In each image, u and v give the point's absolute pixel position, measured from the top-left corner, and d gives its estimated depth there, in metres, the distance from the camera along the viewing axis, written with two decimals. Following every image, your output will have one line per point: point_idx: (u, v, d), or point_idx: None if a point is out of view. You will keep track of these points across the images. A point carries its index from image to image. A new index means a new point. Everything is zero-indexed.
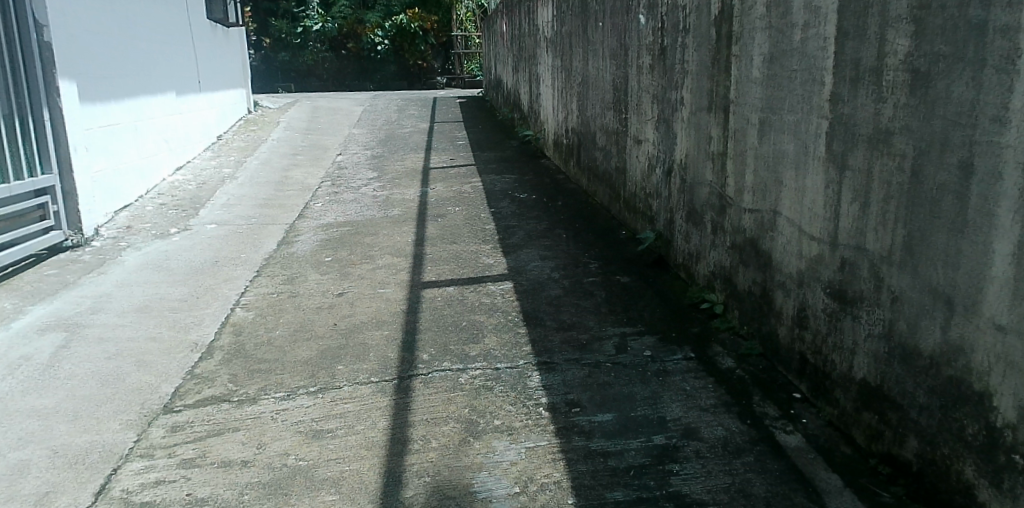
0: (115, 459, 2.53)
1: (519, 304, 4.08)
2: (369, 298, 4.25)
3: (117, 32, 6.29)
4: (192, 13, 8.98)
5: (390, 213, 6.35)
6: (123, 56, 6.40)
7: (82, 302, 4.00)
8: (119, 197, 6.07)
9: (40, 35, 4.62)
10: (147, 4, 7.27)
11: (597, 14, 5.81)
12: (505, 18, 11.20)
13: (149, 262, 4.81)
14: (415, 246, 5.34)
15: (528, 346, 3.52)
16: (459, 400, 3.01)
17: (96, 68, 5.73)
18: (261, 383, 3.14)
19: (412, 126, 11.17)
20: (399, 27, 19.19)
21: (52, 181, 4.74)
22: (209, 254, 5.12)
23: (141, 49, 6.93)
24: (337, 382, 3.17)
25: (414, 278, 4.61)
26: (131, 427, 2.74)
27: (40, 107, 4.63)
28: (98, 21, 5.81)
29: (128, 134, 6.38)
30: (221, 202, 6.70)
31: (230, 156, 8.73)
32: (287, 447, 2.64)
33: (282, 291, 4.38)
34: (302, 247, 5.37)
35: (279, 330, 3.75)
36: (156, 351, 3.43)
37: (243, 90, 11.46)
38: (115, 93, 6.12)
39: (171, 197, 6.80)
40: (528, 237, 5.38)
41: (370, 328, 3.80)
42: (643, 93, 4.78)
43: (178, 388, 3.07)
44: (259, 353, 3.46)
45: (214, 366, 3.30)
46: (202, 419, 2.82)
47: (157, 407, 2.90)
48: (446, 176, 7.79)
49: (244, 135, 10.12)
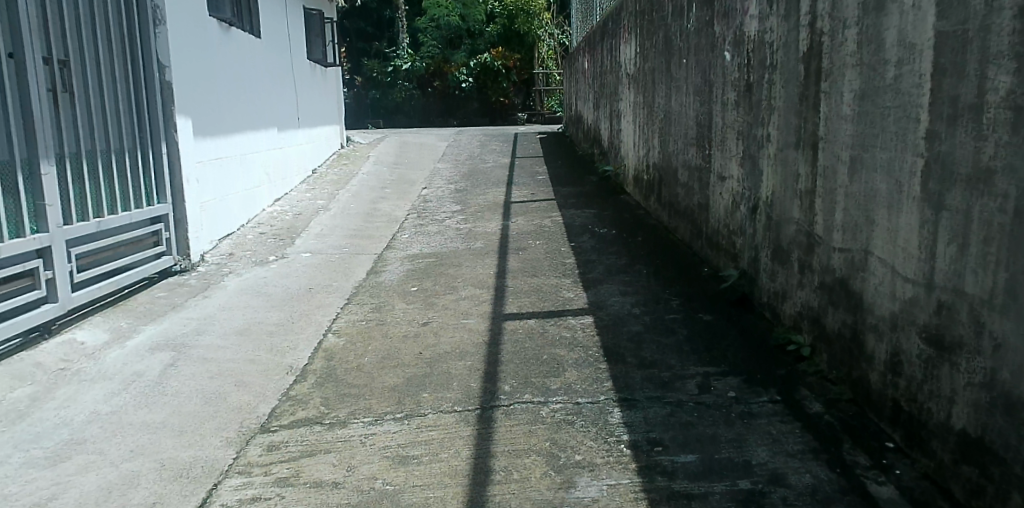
0: (216, 475, 2.66)
1: (600, 339, 4.08)
2: (452, 328, 4.34)
3: (228, 72, 6.72)
4: (294, 53, 9.50)
5: (473, 245, 6.49)
6: (232, 94, 6.83)
7: (189, 324, 4.25)
8: (224, 225, 6.44)
9: (163, 75, 5.01)
10: (254, 46, 7.75)
11: (681, 50, 5.82)
12: (587, 56, 11.33)
13: (249, 288, 5.07)
14: (497, 278, 5.43)
15: (609, 381, 3.52)
16: (540, 433, 3.03)
17: (209, 105, 6.14)
18: (351, 407, 3.25)
19: (494, 160, 11.39)
20: (483, 65, 19.56)
21: (167, 209, 5.06)
22: (304, 281, 5.35)
23: (247, 87, 7.37)
24: (422, 409, 3.24)
25: (496, 309, 4.69)
26: (230, 445, 2.88)
27: (159, 141, 4.98)
28: (211, 62, 6.22)
29: (234, 167, 6.78)
30: (315, 232, 6.99)
31: (324, 188, 9.13)
32: (374, 471, 2.72)
33: (371, 318, 4.53)
34: (390, 277, 5.55)
35: (368, 356, 3.88)
36: (254, 372, 3.61)
37: (337, 126, 11.99)
38: (223, 128, 6.53)
39: (270, 226, 7.15)
40: (608, 273, 5.38)
41: (453, 357, 3.87)
42: (727, 129, 4.74)
43: (275, 408, 3.22)
44: (349, 378, 3.59)
45: (308, 389, 3.44)
46: (296, 440, 2.94)
47: (254, 427, 3.05)
48: (528, 210, 7.89)
49: (336, 168, 10.57)
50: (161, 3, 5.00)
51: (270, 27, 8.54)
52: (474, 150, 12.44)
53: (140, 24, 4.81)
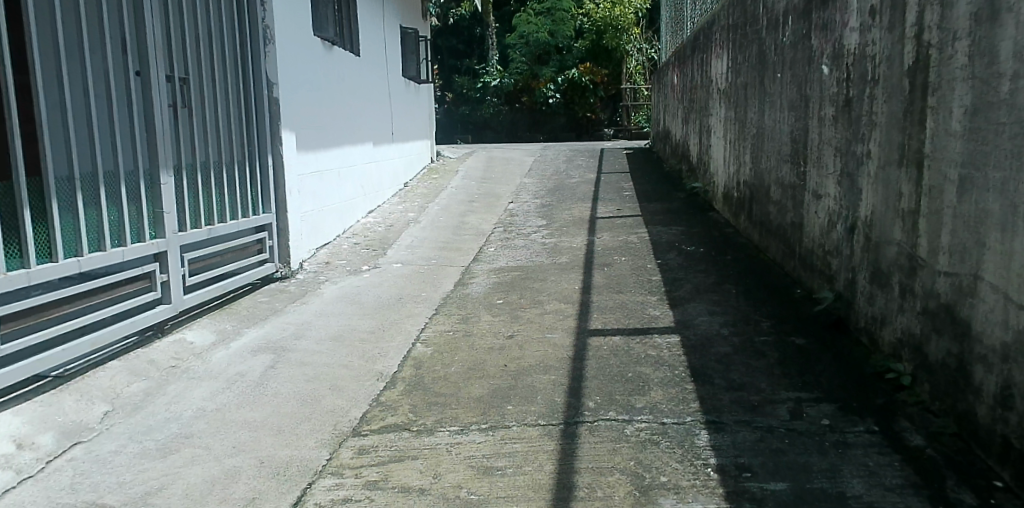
0: (310, 474, 2.77)
1: (686, 359, 4.01)
2: (537, 342, 4.36)
3: (328, 87, 7.01)
4: (390, 70, 9.82)
5: (559, 260, 6.51)
6: (332, 109, 7.12)
7: (288, 328, 4.45)
8: (321, 235, 6.71)
9: (271, 92, 5.31)
10: (354, 64, 8.06)
11: (776, 64, 5.68)
12: (677, 70, 11.18)
13: (344, 296, 5.26)
14: (583, 293, 5.43)
15: (696, 402, 3.45)
16: (625, 451, 3.00)
17: (310, 119, 6.42)
18: (437, 415, 3.32)
19: (580, 176, 11.38)
20: (570, 81, 19.56)
21: (270, 219, 5.33)
22: (394, 291, 5.51)
23: (346, 103, 7.67)
24: (507, 421, 3.28)
25: (581, 325, 4.69)
26: (324, 446, 3.00)
27: (265, 154, 5.26)
28: (314, 78, 6.52)
29: (332, 179, 7.07)
30: (406, 244, 7.19)
31: (414, 201, 9.37)
32: (460, 479, 2.76)
33: (458, 329, 4.62)
34: (477, 289, 5.64)
35: (455, 366, 3.96)
36: (347, 378, 3.75)
37: (428, 141, 12.30)
38: (323, 142, 6.81)
39: (363, 237, 7.40)
40: (695, 291, 5.28)
41: (537, 371, 3.89)
42: (824, 145, 4.59)
43: (366, 414, 3.33)
44: (436, 386, 3.67)
45: (397, 396, 3.54)
46: (384, 445, 3.02)
47: (346, 430, 3.16)
48: (614, 226, 7.85)
49: (427, 182, 10.83)
50: (271, 24, 5.30)
51: (369, 44, 8.87)
52: (560, 165, 12.49)
53: (252, 43, 5.12)
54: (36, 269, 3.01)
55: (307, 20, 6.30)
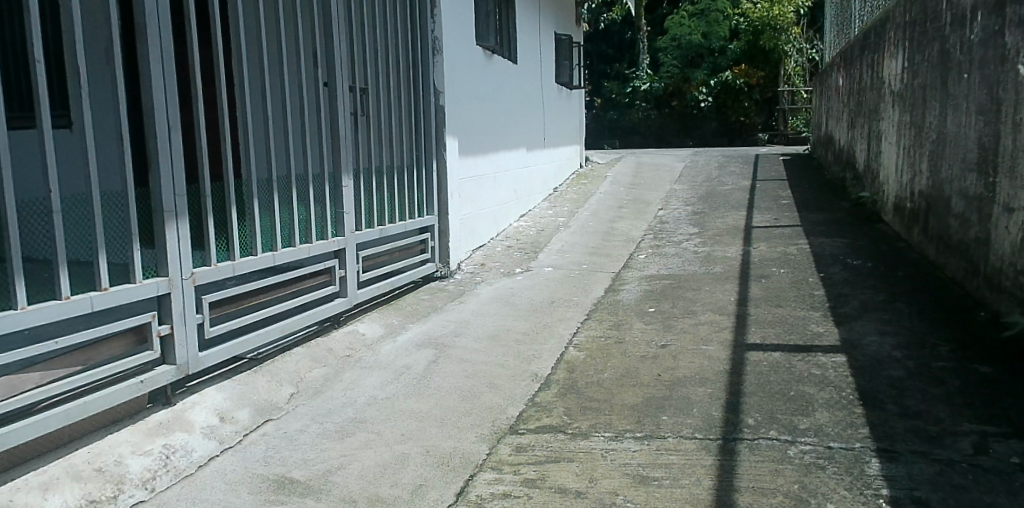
0: (472, 467, 2.87)
1: (854, 380, 3.78)
2: (692, 353, 4.27)
3: (487, 95, 7.24)
4: (544, 76, 9.99)
5: (713, 270, 6.33)
6: (490, 116, 7.36)
7: (448, 325, 4.66)
8: (477, 237, 6.95)
9: (437, 99, 5.65)
10: (511, 72, 8.28)
11: (961, 64, 5.22)
12: (843, 72, 10.55)
13: (499, 296, 5.44)
14: (739, 305, 5.25)
15: (866, 428, 3.24)
16: (787, 474, 2.87)
17: (471, 125, 6.68)
18: (592, 420, 3.35)
19: (734, 183, 11.00)
20: (724, 83, 18.97)
21: (433, 220, 5.63)
22: (547, 293, 5.61)
23: (503, 110, 7.88)
24: (662, 432, 3.24)
25: (737, 338, 4.53)
26: (484, 441, 3.11)
27: (430, 159, 5.58)
28: (475, 86, 6.76)
29: (488, 184, 7.29)
30: (556, 248, 7.28)
31: (564, 207, 9.46)
32: (617, 486, 2.76)
33: (610, 336, 4.61)
34: (628, 295, 5.61)
35: (609, 372, 3.97)
36: (504, 377, 3.88)
37: (577, 146, 12.37)
38: (481, 147, 7.05)
39: (516, 240, 7.58)
40: (863, 309, 4.95)
41: (693, 383, 3.81)
42: (1019, 153, 4.16)
43: (522, 413, 3.42)
44: (591, 391, 3.70)
45: (552, 398, 3.62)
46: (541, 444, 3.09)
47: (505, 427, 3.26)
48: (770, 236, 7.53)
49: (576, 187, 10.89)
50: (439, 36, 5.64)
51: (526, 51, 9.07)
52: (712, 172, 12.13)
53: (422, 54, 5.48)
54: (242, 261, 3.35)
55: (471, 30, 6.56)
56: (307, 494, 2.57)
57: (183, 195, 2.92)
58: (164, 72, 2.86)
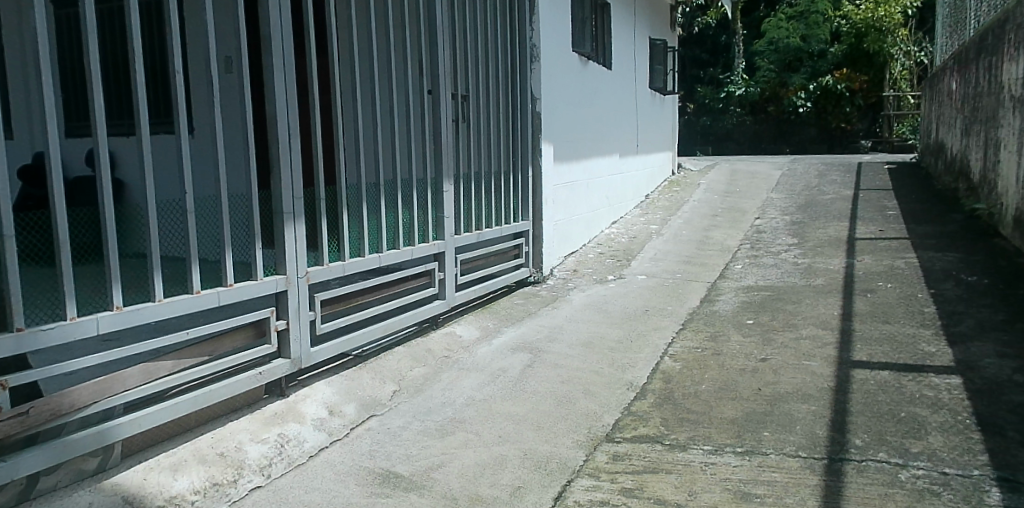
0: (569, 473, 2.89)
1: (971, 403, 3.57)
2: (793, 368, 4.14)
3: (582, 101, 7.25)
4: (638, 82, 9.90)
5: (813, 282, 6.11)
6: (584, 123, 7.36)
7: (542, 330, 4.69)
8: (570, 243, 6.96)
9: (534, 106, 5.71)
10: (606, 78, 8.25)
11: None
12: (956, 77, 9.96)
13: (592, 303, 5.43)
14: (842, 319, 5.05)
15: (985, 455, 3.06)
16: (899, 498, 2.75)
17: (566, 132, 6.70)
18: (690, 432, 3.30)
19: (835, 192, 10.57)
20: (824, 88, 18.29)
21: (528, 226, 5.69)
22: (641, 302, 5.56)
23: (597, 116, 7.87)
24: (764, 448, 3.16)
25: (842, 354, 4.36)
26: (580, 448, 3.12)
27: (527, 165, 5.64)
28: (571, 92, 6.78)
29: (581, 190, 7.29)
30: (649, 256, 7.20)
31: (657, 214, 9.35)
32: (716, 500, 2.72)
33: (707, 347, 4.53)
34: (724, 306, 5.49)
35: (706, 384, 3.90)
36: (599, 384, 3.88)
37: (670, 153, 12.20)
38: (576, 153, 7.06)
39: (608, 247, 7.56)
40: (980, 328, 4.66)
41: (795, 399, 3.69)
42: None
43: (618, 421, 3.41)
44: (688, 403, 3.64)
45: (648, 407, 3.59)
46: (638, 454, 3.08)
47: (601, 435, 3.26)
48: (876, 248, 7.20)
49: (668, 195, 10.74)
50: (537, 43, 5.69)
51: (620, 58, 9.02)
52: (811, 180, 11.70)
53: (520, 61, 5.56)
54: (351, 261, 3.49)
55: (568, 36, 6.58)
56: (411, 489, 2.65)
57: (300, 198, 3.08)
58: (286, 81, 3.03)
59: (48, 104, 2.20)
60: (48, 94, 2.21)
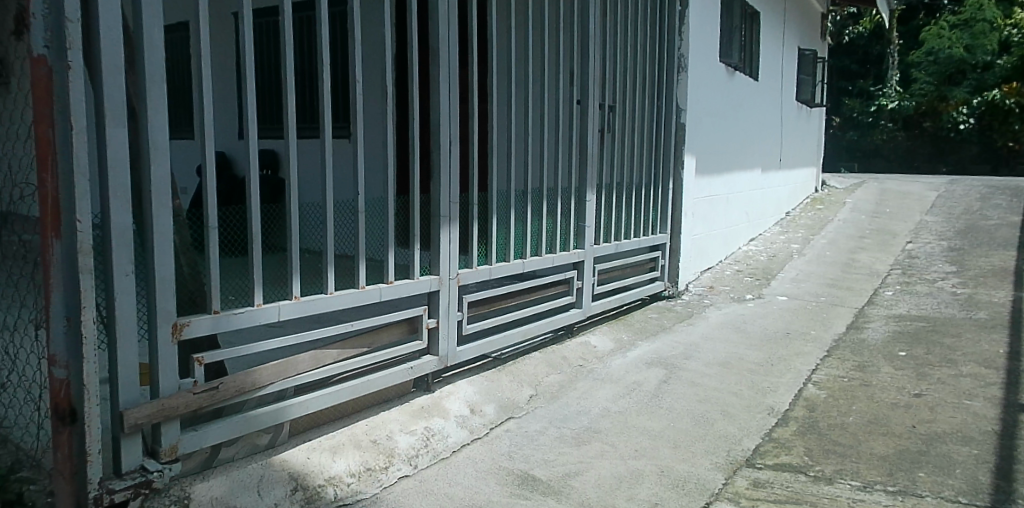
0: (707, 495, 2.83)
1: None
2: (952, 407, 3.85)
3: (727, 114, 7.06)
4: (785, 94, 9.52)
5: (976, 315, 5.64)
6: (727, 136, 7.16)
7: (678, 347, 4.62)
8: (707, 259, 6.81)
9: (678, 117, 5.64)
10: (752, 90, 8.00)
11: None
12: None
13: (730, 322, 5.28)
14: (1010, 358, 4.63)
15: None
16: None
17: (709, 145, 6.56)
18: (837, 465, 3.15)
19: (1000, 216, 9.70)
20: (989, 104, 16.97)
21: (665, 239, 5.62)
22: (782, 324, 5.35)
23: (741, 129, 7.63)
24: (919, 490, 2.96)
25: (1009, 396, 4.00)
26: (719, 470, 3.05)
27: (667, 178, 5.59)
28: (716, 104, 6.62)
29: (721, 205, 7.10)
30: (790, 276, 6.91)
31: (798, 233, 8.96)
32: None
33: (854, 376, 4.29)
34: (873, 334, 5.18)
35: (854, 416, 3.70)
36: (738, 406, 3.78)
37: (813, 169, 11.66)
38: (717, 166, 6.89)
39: (746, 265, 7.33)
40: None
41: (955, 441, 3.43)
42: None
43: (759, 447, 3.30)
44: (834, 434, 3.47)
45: (790, 435, 3.45)
46: (780, 483, 2.97)
47: (740, 459, 3.17)
48: None
49: (811, 213, 10.26)
50: (686, 53, 5.61)
51: (767, 69, 8.70)
52: (974, 203, 10.80)
53: (667, 73, 5.51)
54: (497, 265, 3.60)
55: (715, 47, 6.43)
56: (550, 494, 2.70)
57: (455, 202, 3.21)
58: (449, 91, 3.17)
59: (250, 109, 2.42)
60: (251, 100, 2.42)
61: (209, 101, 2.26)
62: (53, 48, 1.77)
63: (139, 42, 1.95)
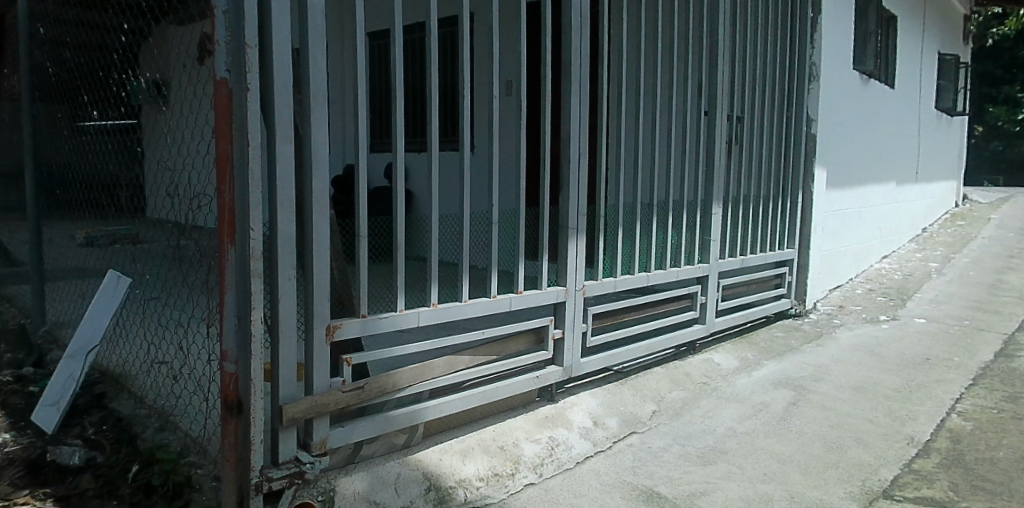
0: None
1: None
2: None
3: (860, 124, 6.72)
4: (924, 102, 8.95)
5: None
6: (861, 147, 6.81)
7: (806, 368, 4.44)
8: (836, 277, 6.50)
9: (809, 127, 5.42)
10: (888, 98, 7.58)
11: None
12: None
13: (863, 344, 5.02)
14: None
15: None
16: None
17: (841, 156, 6.27)
18: (986, 503, 2.93)
19: None
20: None
21: (793, 254, 5.42)
22: (921, 348, 5.03)
23: (875, 140, 7.25)
24: None
25: None
26: (854, 500, 2.91)
27: (796, 191, 5.40)
28: (849, 114, 6.32)
29: (853, 220, 6.77)
30: (929, 297, 6.48)
31: (937, 250, 8.39)
32: None
33: (1005, 408, 3.97)
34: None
35: (1006, 451, 3.43)
36: (873, 433, 3.59)
37: (954, 181, 10.90)
38: (849, 179, 6.57)
39: (878, 283, 6.94)
40: None
41: None
42: None
43: (897, 478, 3.13)
44: (983, 469, 3.23)
45: (933, 467, 3.24)
46: None
47: (877, 489, 3.01)
48: None
49: (951, 229, 9.59)
50: (818, 60, 5.38)
51: (905, 75, 8.22)
52: None
53: (797, 81, 5.32)
54: (622, 278, 3.61)
55: (849, 53, 6.14)
56: None
57: (583, 214, 3.25)
58: (579, 104, 3.21)
59: (398, 125, 2.55)
60: (399, 115, 2.55)
61: (362, 118, 2.42)
62: (233, 71, 1.94)
63: (304, 63, 2.11)
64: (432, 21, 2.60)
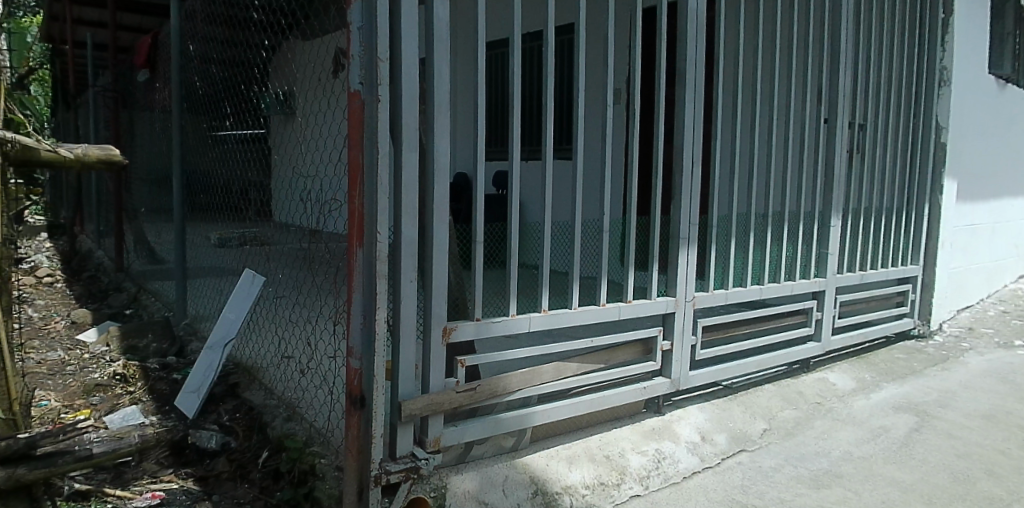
0: None
1: None
2: None
3: (995, 133, 6.28)
4: None
5: None
6: (995, 158, 6.35)
7: (931, 393, 4.18)
8: (965, 297, 6.08)
9: (938, 136, 5.12)
10: None
11: None
12: None
13: (996, 370, 4.67)
14: None
15: None
16: None
17: (973, 167, 5.88)
18: None
19: None
20: None
21: (917, 271, 5.12)
22: None
23: (1012, 149, 6.74)
24: None
25: None
26: None
27: (922, 203, 5.10)
28: (983, 122, 5.92)
29: (985, 235, 6.32)
30: None
31: None
32: None
33: None
34: None
35: None
36: (1006, 466, 3.34)
37: None
38: (982, 191, 6.15)
39: (1013, 305, 6.45)
40: None
41: None
42: None
43: None
44: None
45: None
46: None
47: None
48: None
49: None
50: (949, 65, 5.07)
51: None
52: None
53: (925, 87, 5.03)
54: (734, 290, 3.52)
55: (984, 57, 5.75)
56: None
57: (695, 223, 3.20)
58: (694, 113, 3.17)
59: (515, 133, 2.61)
60: (517, 123, 2.61)
61: (481, 126, 2.49)
62: (365, 84, 2.06)
63: (429, 75, 2.21)
64: (549, 30, 2.64)
